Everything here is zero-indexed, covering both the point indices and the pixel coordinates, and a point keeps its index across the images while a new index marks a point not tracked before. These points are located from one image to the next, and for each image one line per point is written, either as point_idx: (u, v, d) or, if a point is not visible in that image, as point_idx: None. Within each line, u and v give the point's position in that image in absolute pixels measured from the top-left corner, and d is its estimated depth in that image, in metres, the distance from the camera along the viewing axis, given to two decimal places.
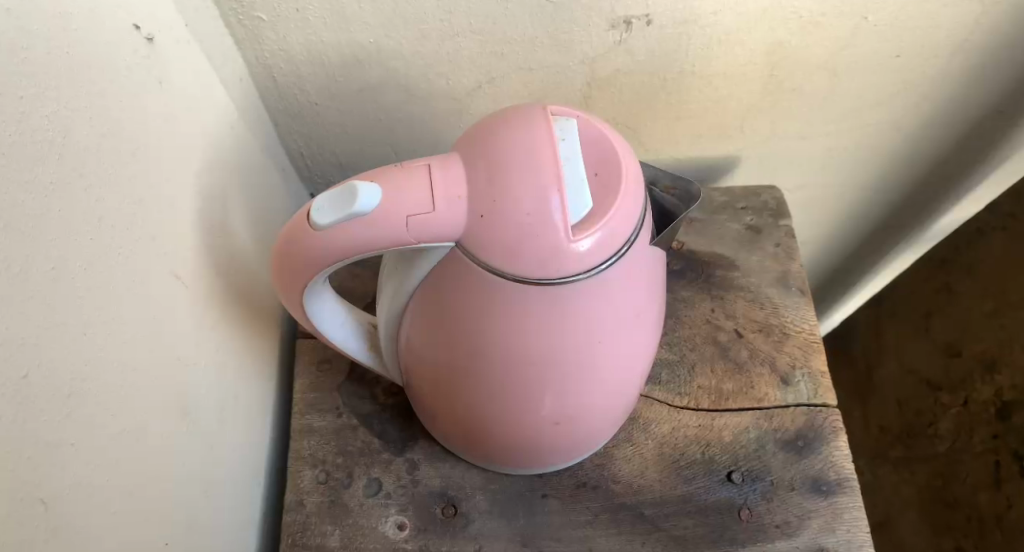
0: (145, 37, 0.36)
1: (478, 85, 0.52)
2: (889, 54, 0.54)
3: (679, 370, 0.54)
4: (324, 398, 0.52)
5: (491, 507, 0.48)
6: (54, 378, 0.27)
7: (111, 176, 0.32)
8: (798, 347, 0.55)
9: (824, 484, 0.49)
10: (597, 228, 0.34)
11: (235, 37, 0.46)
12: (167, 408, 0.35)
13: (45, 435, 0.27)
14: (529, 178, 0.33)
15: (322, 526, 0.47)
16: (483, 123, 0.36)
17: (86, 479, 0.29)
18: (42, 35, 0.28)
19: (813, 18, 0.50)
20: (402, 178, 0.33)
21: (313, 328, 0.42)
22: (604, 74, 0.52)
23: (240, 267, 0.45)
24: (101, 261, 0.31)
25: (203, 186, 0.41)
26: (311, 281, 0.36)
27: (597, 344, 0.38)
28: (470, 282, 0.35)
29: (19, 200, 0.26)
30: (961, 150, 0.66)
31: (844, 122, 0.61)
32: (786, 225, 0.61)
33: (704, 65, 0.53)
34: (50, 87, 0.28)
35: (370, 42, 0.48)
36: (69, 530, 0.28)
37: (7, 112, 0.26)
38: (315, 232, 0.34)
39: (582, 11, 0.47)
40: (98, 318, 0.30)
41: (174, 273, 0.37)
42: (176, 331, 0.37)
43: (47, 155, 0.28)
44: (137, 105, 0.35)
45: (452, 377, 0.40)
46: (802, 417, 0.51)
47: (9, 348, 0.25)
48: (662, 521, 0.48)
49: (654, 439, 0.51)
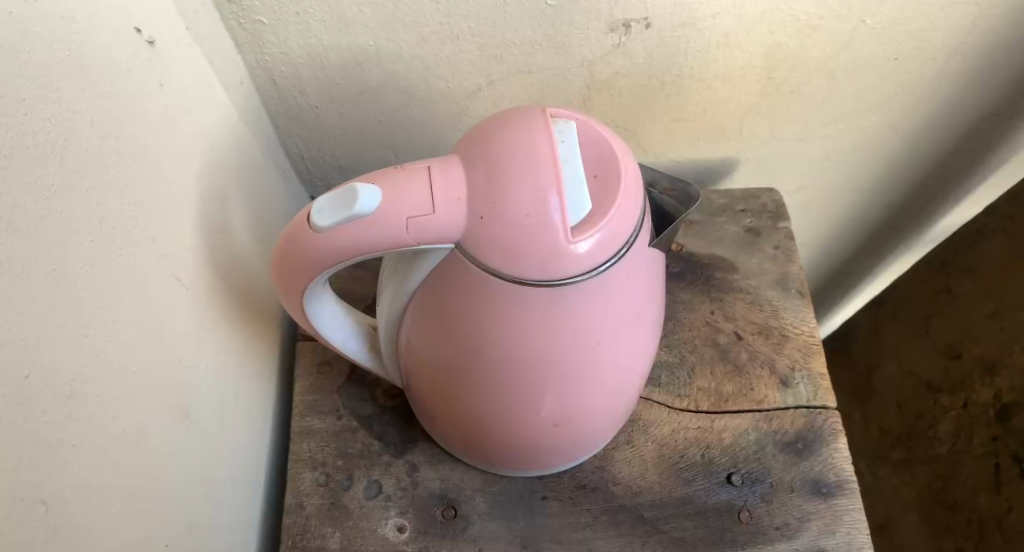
0: (146, 40, 0.37)
1: (478, 88, 0.52)
2: (886, 57, 0.54)
3: (678, 372, 0.54)
4: (324, 399, 0.52)
5: (492, 509, 0.48)
6: (55, 379, 0.27)
7: (111, 178, 0.32)
8: (798, 349, 0.55)
9: (824, 485, 0.49)
10: (596, 229, 0.34)
11: (235, 40, 0.46)
12: (168, 409, 0.35)
13: (45, 435, 0.27)
14: (528, 179, 0.33)
15: (321, 528, 0.47)
16: (482, 125, 0.36)
17: (87, 480, 0.29)
18: (44, 37, 0.28)
19: (811, 21, 0.50)
20: (402, 179, 0.33)
21: (313, 329, 0.42)
22: (603, 77, 0.53)
23: (240, 268, 0.45)
24: (102, 262, 0.31)
25: (203, 188, 0.41)
26: (311, 283, 0.37)
27: (597, 344, 0.38)
28: (469, 283, 0.35)
29: (20, 201, 0.26)
30: (959, 152, 0.66)
31: (843, 124, 0.61)
32: (785, 227, 0.62)
33: (703, 68, 0.53)
34: (52, 89, 0.28)
35: (370, 45, 0.48)
36: (70, 530, 0.28)
37: (8, 114, 0.26)
38: (315, 234, 0.34)
39: (582, 13, 0.47)
40: (99, 320, 0.30)
41: (174, 274, 0.37)
42: (176, 331, 0.37)
43: (48, 157, 0.28)
44: (137, 108, 0.35)
45: (451, 379, 0.40)
46: (802, 418, 0.52)
47: (9, 348, 0.25)
48: (662, 523, 0.48)
49: (654, 440, 0.51)
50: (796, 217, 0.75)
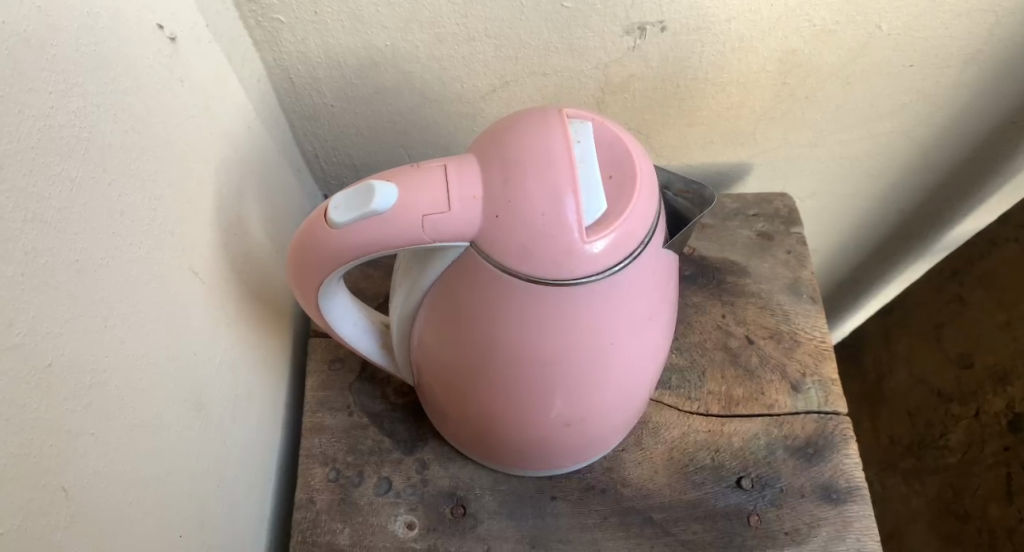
0: (168, 37, 0.37)
1: (491, 90, 0.53)
2: (902, 63, 0.54)
3: (689, 375, 0.54)
4: (336, 396, 0.52)
5: (500, 508, 0.48)
6: (77, 368, 0.28)
7: (133, 170, 0.32)
8: (809, 355, 0.55)
9: (835, 492, 0.49)
10: (611, 229, 0.34)
11: (252, 39, 0.47)
12: (182, 401, 0.36)
13: (65, 423, 0.27)
14: (544, 179, 0.33)
15: (331, 524, 0.47)
16: (498, 125, 0.36)
17: (105, 471, 0.29)
18: (69, 32, 0.29)
19: (826, 26, 0.50)
20: (419, 177, 0.33)
21: (326, 325, 0.42)
22: (618, 80, 0.53)
23: (256, 263, 0.46)
24: (121, 253, 0.31)
25: (220, 184, 0.41)
26: (326, 280, 0.37)
27: (609, 345, 0.38)
28: (482, 281, 0.35)
29: (44, 192, 0.27)
30: (974, 159, 0.65)
31: (857, 131, 0.61)
32: (798, 233, 0.61)
33: (718, 73, 0.53)
34: (76, 83, 0.29)
35: (387, 45, 0.48)
36: (90, 521, 0.28)
37: (34, 108, 0.26)
38: (331, 230, 0.34)
39: (597, 17, 0.48)
40: (117, 311, 0.31)
41: (190, 268, 0.37)
42: (193, 325, 0.37)
43: (73, 149, 0.28)
44: (159, 103, 0.35)
45: (463, 377, 0.40)
46: (811, 424, 0.51)
47: (32, 336, 0.26)
48: (670, 526, 0.48)
49: (663, 443, 0.51)
50: (809, 223, 0.75)
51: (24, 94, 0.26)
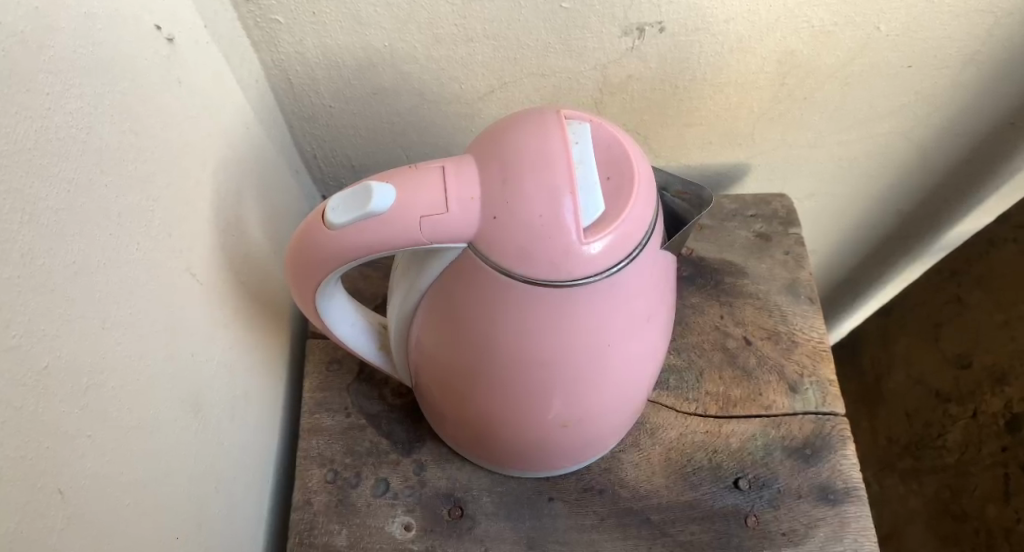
0: (166, 37, 0.37)
1: (490, 90, 0.53)
2: (900, 64, 0.54)
3: (687, 376, 0.54)
4: (334, 397, 0.52)
5: (498, 508, 0.48)
6: (73, 369, 0.28)
7: (130, 172, 0.32)
8: (806, 356, 0.55)
9: (832, 493, 0.49)
10: (609, 231, 0.34)
11: (250, 40, 0.47)
12: (180, 403, 0.36)
13: (62, 425, 0.27)
14: (542, 180, 0.33)
15: (329, 525, 0.47)
16: (496, 127, 0.36)
17: (101, 473, 0.29)
18: (66, 32, 0.29)
19: (825, 27, 0.50)
20: (417, 178, 0.33)
21: (324, 326, 0.42)
22: (617, 81, 0.53)
23: (254, 264, 0.46)
24: (119, 255, 0.31)
25: (218, 184, 0.41)
26: (324, 281, 0.37)
27: (607, 346, 0.38)
28: (480, 282, 0.35)
29: (41, 194, 0.27)
30: (972, 160, 0.65)
31: (856, 132, 0.61)
32: (796, 234, 0.61)
33: (717, 74, 0.53)
34: (73, 84, 0.29)
35: (386, 46, 0.48)
36: (87, 523, 0.28)
37: (31, 109, 0.26)
38: (329, 231, 0.34)
39: (596, 18, 0.48)
40: (114, 313, 0.31)
41: (188, 269, 0.37)
42: (190, 326, 0.37)
43: (70, 150, 0.28)
44: (157, 104, 0.35)
45: (461, 379, 0.40)
46: (809, 425, 0.51)
47: (29, 338, 0.26)
48: (668, 527, 0.48)
49: (661, 444, 0.51)
50: (807, 224, 0.75)
51: (21, 95, 0.26)
